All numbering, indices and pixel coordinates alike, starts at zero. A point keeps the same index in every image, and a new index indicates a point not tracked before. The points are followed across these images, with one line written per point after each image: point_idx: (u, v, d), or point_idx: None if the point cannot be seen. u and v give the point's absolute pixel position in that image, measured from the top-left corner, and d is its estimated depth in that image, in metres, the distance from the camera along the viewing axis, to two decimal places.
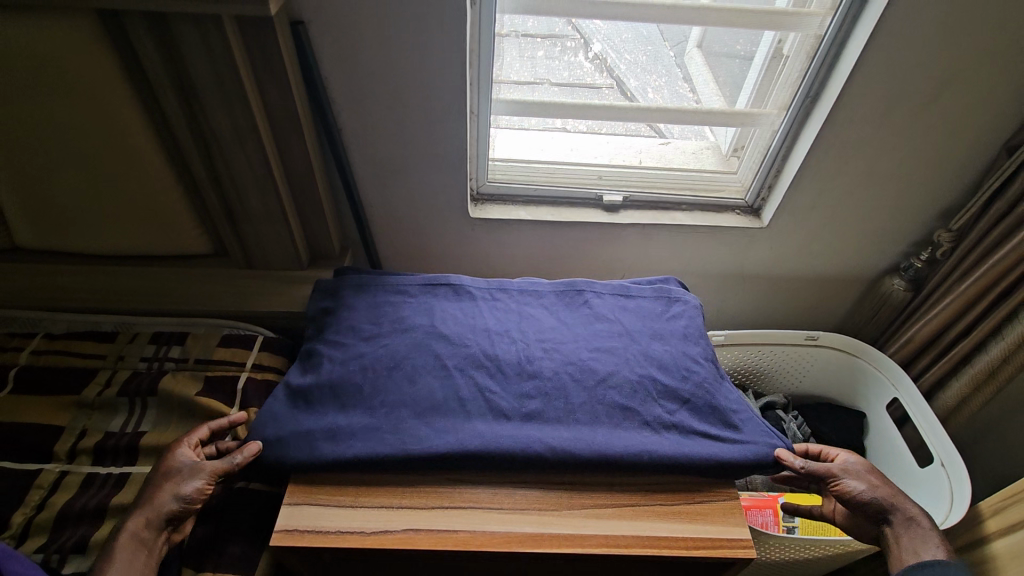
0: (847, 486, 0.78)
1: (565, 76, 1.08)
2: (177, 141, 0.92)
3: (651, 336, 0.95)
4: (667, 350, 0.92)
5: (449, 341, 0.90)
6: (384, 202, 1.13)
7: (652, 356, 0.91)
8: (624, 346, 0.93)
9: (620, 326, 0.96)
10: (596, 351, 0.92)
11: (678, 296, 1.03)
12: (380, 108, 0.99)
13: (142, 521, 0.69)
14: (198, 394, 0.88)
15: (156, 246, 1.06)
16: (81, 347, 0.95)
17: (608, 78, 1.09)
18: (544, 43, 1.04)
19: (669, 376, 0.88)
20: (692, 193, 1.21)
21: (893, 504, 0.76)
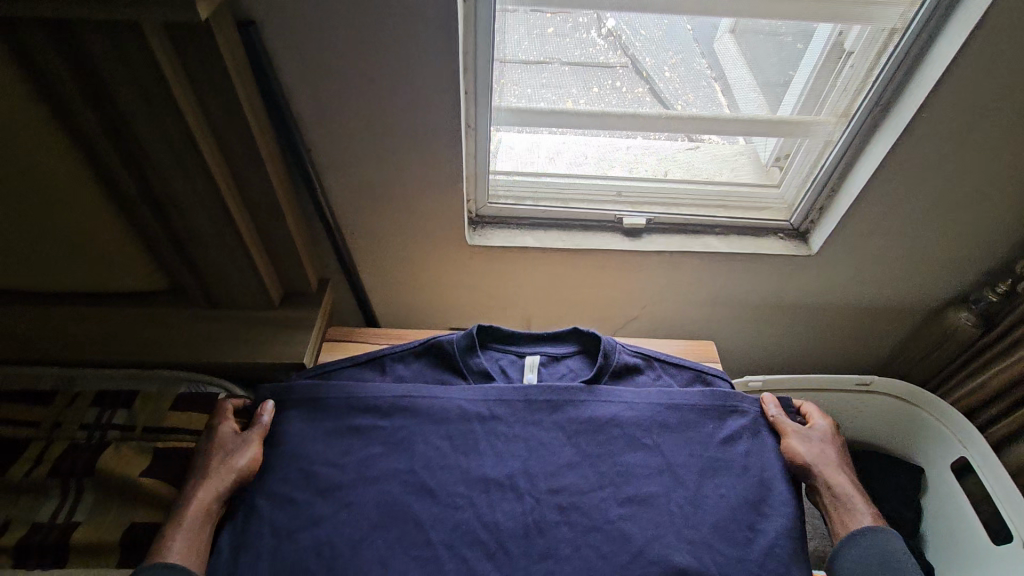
0: (800, 439, 0.74)
1: (577, 55, 0.86)
2: (109, 170, 0.76)
3: (704, 490, 0.69)
4: (723, 493, 0.69)
5: (432, 497, 0.67)
6: (368, 229, 0.98)
7: (704, 506, 0.68)
8: (667, 490, 0.69)
9: (663, 477, 0.70)
10: (628, 500, 0.68)
11: (736, 404, 0.77)
12: (356, 123, 0.82)
13: (209, 491, 0.65)
14: (142, 477, 0.74)
15: (105, 285, 0.92)
16: (10, 412, 0.82)
17: (622, 56, 0.86)
18: (554, 19, 0.81)
19: (732, 544, 0.65)
20: (727, 213, 1.04)
21: (834, 465, 0.72)
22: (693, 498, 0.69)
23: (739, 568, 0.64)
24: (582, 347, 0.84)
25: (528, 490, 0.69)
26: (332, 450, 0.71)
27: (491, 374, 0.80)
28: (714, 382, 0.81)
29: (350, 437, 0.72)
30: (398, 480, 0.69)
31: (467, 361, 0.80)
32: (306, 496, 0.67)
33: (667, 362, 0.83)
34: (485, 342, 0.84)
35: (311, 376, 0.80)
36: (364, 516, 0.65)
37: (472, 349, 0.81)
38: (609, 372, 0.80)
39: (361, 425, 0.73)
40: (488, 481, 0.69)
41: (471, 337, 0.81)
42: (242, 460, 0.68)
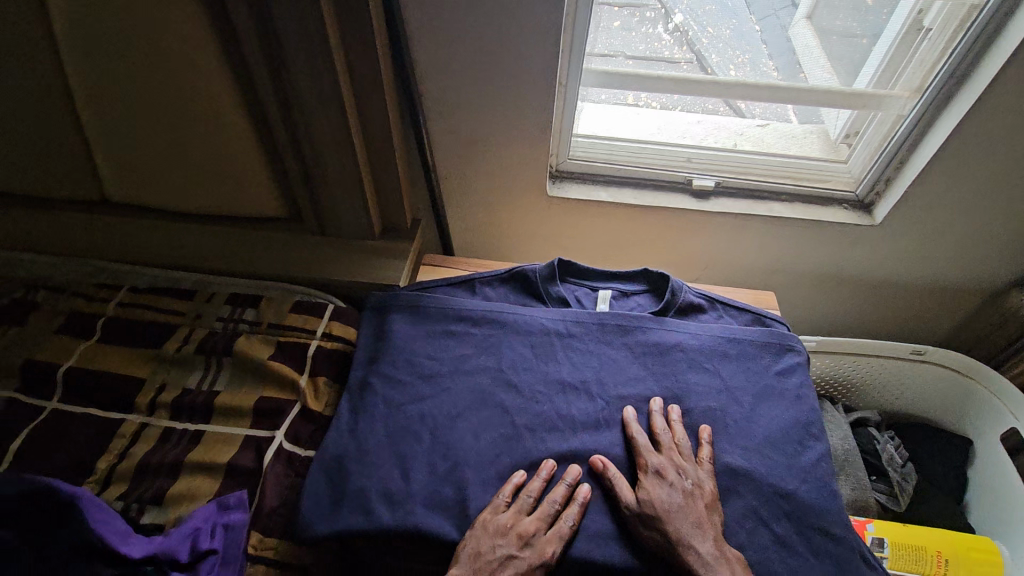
0: (654, 482, 0.68)
1: (642, 50, 1.00)
2: (261, 105, 0.90)
3: (758, 409, 0.77)
4: (776, 414, 0.77)
5: (516, 392, 0.78)
6: (460, 175, 1.09)
7: (758, 422, 0.76)
8: (724, 406, 0.77)
9: (721, 395, 0.78)
10: (688, 412, 0.77)
11: (792, 344, 0.84)
12: (465, 75, 0.93)
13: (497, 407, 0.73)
14: (269, 360, 0.88)
15: (237, 207, 1.07)
16: (161, 303, 0.98)
17: (686, 52, 0.99)
18: (621, 12, 0.95)
19: (781, 454, 0.73)
20: (794, 182, 1.10)
21: (686, 516, 0.64)
22: (748, 415, 0.77)
23: (789, 473, 0.71)
24: (650, 286, 0.93)
25: (599, 395, 0.79)
26: (432, 348, 0.83)
27: (568, 301, 0.91)
28: (772, 325, 0.88)
29: (446, 339, 0.84)
30: (487, 376, 0.80)
31: (547, 289, 0.91)
32: (410, 380, 0.79)
33: (728, 304, 0.90)
34: (564, 274, 0.94)
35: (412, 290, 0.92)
36: (459, 400, 0.77)
37: (552, 279, 0.91)
38: (675, 308, 0.89)
39: (456, 330, 0.85)
40: (564, 384, 0.79)
41: (552, 268, 0.91)
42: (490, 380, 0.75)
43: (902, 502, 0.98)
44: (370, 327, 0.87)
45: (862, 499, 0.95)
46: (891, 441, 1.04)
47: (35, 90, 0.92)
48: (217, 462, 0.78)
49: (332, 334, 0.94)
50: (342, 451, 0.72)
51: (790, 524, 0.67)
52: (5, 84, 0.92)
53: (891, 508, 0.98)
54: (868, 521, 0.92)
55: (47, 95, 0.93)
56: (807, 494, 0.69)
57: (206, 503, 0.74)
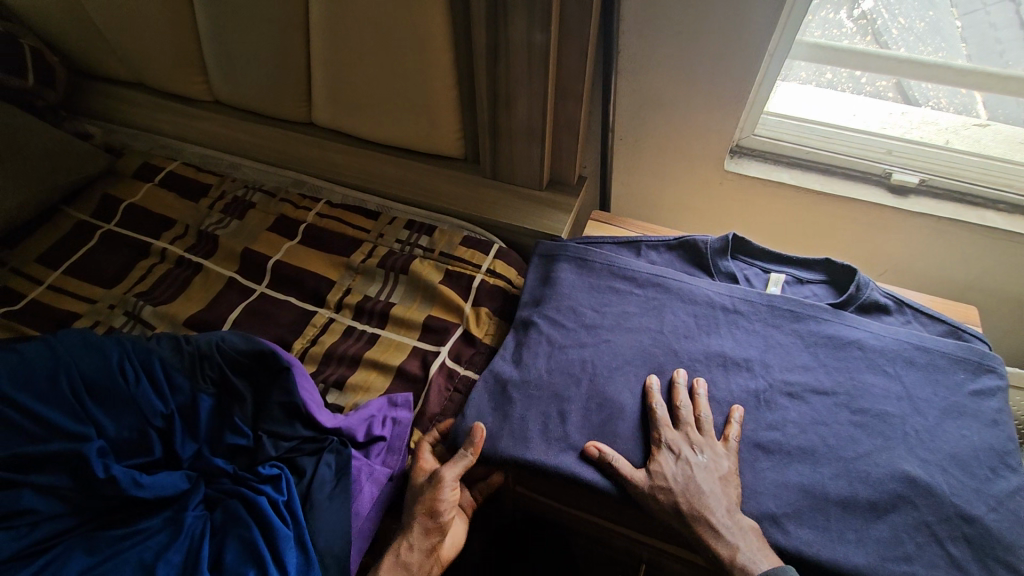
0: (666, 455, 0.68)
1: (817, 36, 0.95)
2: (470, 47, 0.95)
3: (944, 425, 0.71)
4: (966, 435, 0.70)
5: (676, 356, 0.79)
6: (635, 139, 1.09)
7: (942, 438, 0.70)
8: (904, 414, 0.72)
9: (902, 402, 0.73)
10: (862, 411, 0.73)
11: (994, 365, 0.76)
12: (668, 36, 0.92)
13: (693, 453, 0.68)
14: (440, 284, 0.96)
15: (424, 143, 1.16)
16: (351, 219, 1.09)
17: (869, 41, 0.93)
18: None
19: (969, 476, 0.66)
20: (1018, 190, 0.97)
21: (707, 489, 0.65)
22: (932, 428, 0.71)
23: (974, 497, 0.65)
24: (829, 277, 0.87)
25: (763, 375, 0.77)
26: (596, 300, 0.85)
27: (737, 278, 0.88)
28: (971, 342, 0.80)
29: (610, 294, 0.86)
30: (649, 336, 0.81)
31: (716, 262, 0.89)
32: (573, 326, 0.82)
33: (920, 311, 0.83)
34: (736, 251, 0.91)
35: (580, 242, 0.95)
36: (619, 352, 0.79)
37: (724, 252, 0.89)
38: (857, 304, 0.83)
39: (621, 288, 0.87)
40: (726, 357, 0.79)
41: (727, 241, 0.89)
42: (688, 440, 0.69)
43: None
44: (537, 271, 0.92)
45: None
46: None
47: (282, 16, 1.06)
48: (389, 363, 0.87)
49: (496, 271, 0.99)
50: (506, 377, 0.78)
51: (969, 548, 0.62)
52: (260, 10, 1.07)
53: None
54: None
55: (291, 22, 1.06)
56: (996, 523, 0.63)
57: (378, 396, 0.83)
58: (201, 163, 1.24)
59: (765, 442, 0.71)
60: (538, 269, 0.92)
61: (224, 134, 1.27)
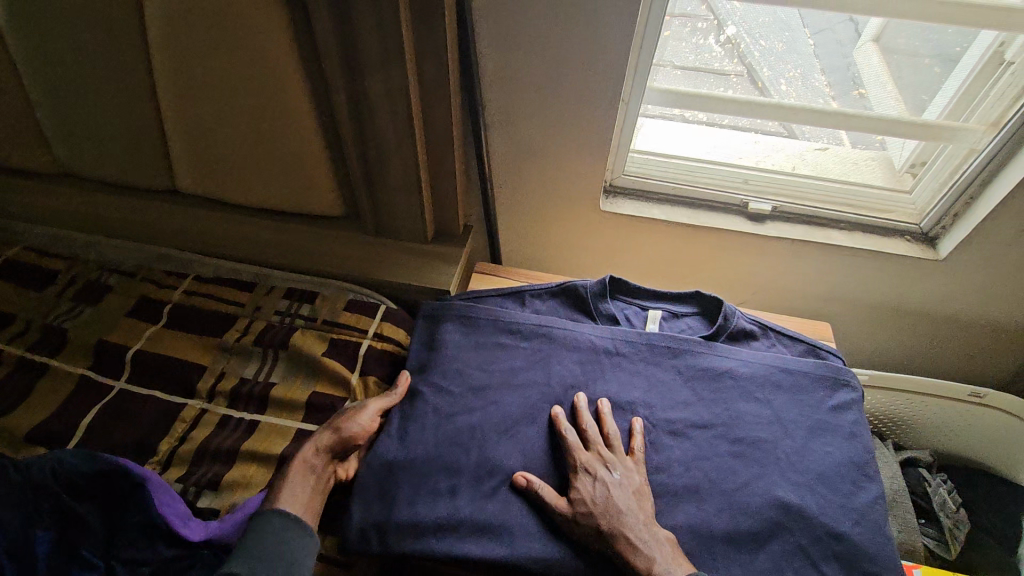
0: (584, 476, 0.70)
1: (693, 61, 1.01)
2: (332, 107, 0.93)
3: (810, 444, 0.76)
4: (830, 451, 0.75)
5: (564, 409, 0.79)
6: (515, 185, 1.10)
7: (809, 459, 0.74)
8: (775, 439, 0.76)
9: (772, 427, 0.77)
10: (739, 441, 0.76)
11: (849, 379, 0.82)
12: (529, 89, 0.95)
13: (605, 474, 0.70)
14: (323, 356, 0.91)
15: (299, 204, 1.11)
16: (223, 294, 1.02)
17: (737, 65, 1.01)
18: (676, 23, 0.96)
19: (833, 493, 0.72)
20: (856, 210, 1.08)
21: (625, 508, 0.67)
22: (799, 449, 0.75)
23: (840, 512, 0.70)
24: (700, 309, 0.93)
25: (646, 416, 0.79)
26: (484, 358, 0.85)
27: (618, 319, 0.91)
28: (827, 358, 0.86)
29: (499, 350, 0.86)
30: (537, 390, 0.81)
31: (597, 305, 0.92)
32: (461, 390, 0.81)
33: (782, 334, 0.89)
34: (614, 291, 0.94)
35: (465, 297, 0.94)
36: (509, 411, 0.79)
37: (604, 295, 0.92)
38: (726, 334, 0.88)
39: (508, 342, 0.86)
40: (611, 402, 0.80)
41: (604, 284, 0.92)
42: (598, 461, 0.72)
43: (951, 550, 0.94)
44: (423, 332, 0.90)
45: (909, 542, 0.91)
46: (944, 485, 1.01)
47: (128, 84, 0.98)
48: (270, 453, 0.81)
49: (384, 336, 0.96)
50: (394, 454, 0.75)
51: (836, 564, 0.67)
52: (99, 78, 0.98)
53: (940, 555, 0.95)
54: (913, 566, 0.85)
55: (138, 90, 0.99)
56: (858, 536, 0.68)
57: (258, 492, 0.77)
58: (47, 245, 1.12)
59: (653, 486, 0.72)
60: (424, 330, 0.89)
61: (75, 211, 1.16)
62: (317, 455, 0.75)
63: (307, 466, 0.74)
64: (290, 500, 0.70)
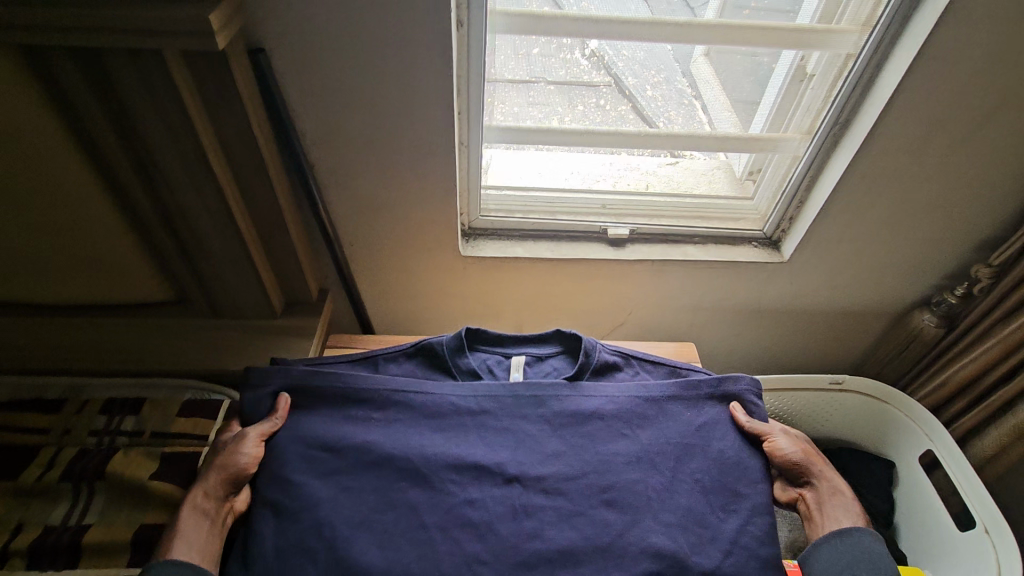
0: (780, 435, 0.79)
1: (563, 75, 0.95)
2: (124, 186, 0.80)
3: (679, 475, 0.75)
4: (698, 478, 0.74)
5: (426, 487, 0.72)
6: (366, 242, 1.03)
7: (679, 493, 0.73)
8: (644, 476, 0.74)
9: (641, 463, 0.75)
10: (610, 487, 0.73)
11: (711, 396, 0.82)
12: (357, 143, 0.88)
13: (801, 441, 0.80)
14: (152, 479, 0.78)
15: (110, 295, 0.94)
16: (21, 421, 0.85)
17: (605, 75, 0.95)
18: (538, 40, 0.89)
19: (703, 527, 0.71)
20: (707, 222, 1.11)
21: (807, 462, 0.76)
22: (668, 484, 0.74)
23: (711, 544, 0.69)
24: (564, 347, 0.90)
25: (516, 478, 0.74)
26: (334, 442, 0.75)
27: (480, 372, 0.85)
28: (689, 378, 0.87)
29: (350, 430, 0.77)
30: (394, 471, 0.73)
31: (457, 361, 0.85)
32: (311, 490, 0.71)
33: (645, 360, 0.89)
34: (473, 343, 0.89)
35: (310, 371, 0.84)
36: (363, 501, 0.71)
37: (462, 349, 0.86)
38: (590, 370, 0.85)
39: (359, 419, 0.78)
40: (479, 467, 0.74)
41: (460, 338, 0.86)
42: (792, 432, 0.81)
43: None
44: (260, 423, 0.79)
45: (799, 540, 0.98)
46: None
47: None
48: None
49: None
50: None
51: None
52: None
53: None
54: None
55: None
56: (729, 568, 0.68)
57: None
58: None
59: (528, 556, 0.68)
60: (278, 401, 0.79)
61: None
62: (211, 496, 0.69)
63: (200, 509, 0.68)
64: (186, 548, 0.64)
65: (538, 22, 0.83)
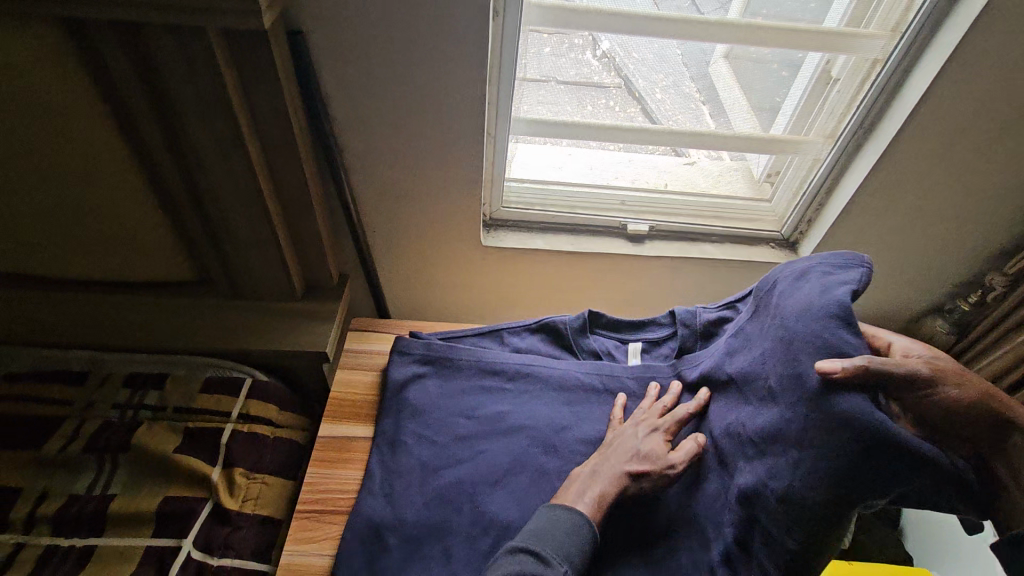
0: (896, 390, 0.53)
1: (573, 75, 0.95)
2: (158, 162, 0.80)
3: None
4: None
5: (552, 453, 0.75)
6: (389, 228, 1.03)
7: None
8: None
9: None
10: None
11: None
12: (387, 129, 0.88)
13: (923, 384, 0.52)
14: (176, 453, 0.79)
15: (132, 271, 0.94)
16: (46, 392, 0.85)
17: (615, 77, 0.96)
18: (551, 39, 0.90)
19: None
20: (725, 222, 1.12)
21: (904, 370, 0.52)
22: None
23: None
24: None
25: None
26: (455, 410, 0.80)
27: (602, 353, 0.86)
28: None
29: (482, 400, 0.81)
30: (522, 439, 0.76)
31: (580, 342, 0.87)
32: None
33: None
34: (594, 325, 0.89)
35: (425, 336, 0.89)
36: (495, 462, 0.74)
37: (584, 330, 0.87)
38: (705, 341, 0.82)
39: (487, 389, 0.82)
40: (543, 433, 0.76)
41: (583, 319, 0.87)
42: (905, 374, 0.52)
43: None
44: (390, 390, 0.83)
45: None
46: None
47: None
48: None
49: (249, 417, 0.86)
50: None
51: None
52: None
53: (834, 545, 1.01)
54: None
55: None
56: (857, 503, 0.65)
57: None
58: None
59: None
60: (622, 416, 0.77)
61: None
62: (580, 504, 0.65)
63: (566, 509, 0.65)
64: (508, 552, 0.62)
65: (569, 16, 0.84)
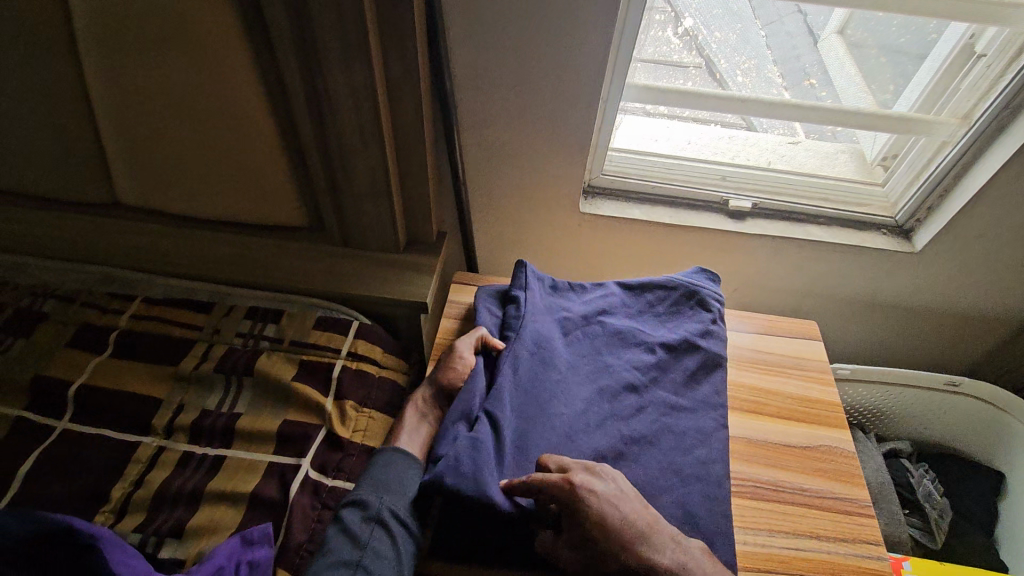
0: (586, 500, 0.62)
1: (649, 53, 0.96)
2: (289, 108, 0.84)
3: None
4: None
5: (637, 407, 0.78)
6: (490, 188, 1.05)
7: None
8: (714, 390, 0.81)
9: None
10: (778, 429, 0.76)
11: None
12: (503, 89, 0.89)
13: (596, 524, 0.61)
14: (295, 382, 0.86)
15: (252, 213, 1.01)
16: (180, 317, 0.95)
17: (695, 56, 0.96)
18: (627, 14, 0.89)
19: None
20: (834, 205, 1.07)
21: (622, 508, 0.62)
22: None
23: None
24: None
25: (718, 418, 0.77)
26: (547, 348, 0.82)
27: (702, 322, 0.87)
28: None
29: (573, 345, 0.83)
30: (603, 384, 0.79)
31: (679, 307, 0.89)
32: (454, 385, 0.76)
33: None
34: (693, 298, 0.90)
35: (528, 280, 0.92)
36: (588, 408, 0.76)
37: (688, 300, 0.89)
38: None
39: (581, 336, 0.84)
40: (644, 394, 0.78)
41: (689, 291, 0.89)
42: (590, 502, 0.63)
43: (937, 539, 0.98)
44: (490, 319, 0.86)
45: (895, 534, 0.93)
46: (926, 475, 1.05)
47: (53, 90, 0.86)
48: (238, 490, 0.76)
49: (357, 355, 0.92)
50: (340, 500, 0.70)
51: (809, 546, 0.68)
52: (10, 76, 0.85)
53: (925, 544, 0.98)
54: (902, 558, 0.87)
55: (62, 97, 0.87)
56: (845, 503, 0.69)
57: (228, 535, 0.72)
58: None
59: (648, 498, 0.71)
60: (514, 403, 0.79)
61: None
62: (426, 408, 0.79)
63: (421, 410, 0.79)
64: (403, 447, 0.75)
65: None
